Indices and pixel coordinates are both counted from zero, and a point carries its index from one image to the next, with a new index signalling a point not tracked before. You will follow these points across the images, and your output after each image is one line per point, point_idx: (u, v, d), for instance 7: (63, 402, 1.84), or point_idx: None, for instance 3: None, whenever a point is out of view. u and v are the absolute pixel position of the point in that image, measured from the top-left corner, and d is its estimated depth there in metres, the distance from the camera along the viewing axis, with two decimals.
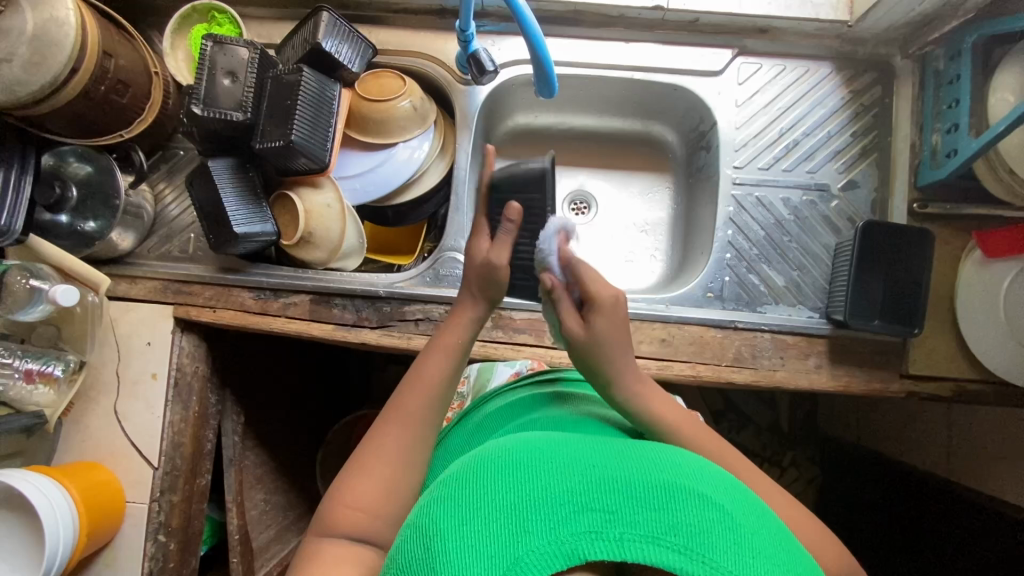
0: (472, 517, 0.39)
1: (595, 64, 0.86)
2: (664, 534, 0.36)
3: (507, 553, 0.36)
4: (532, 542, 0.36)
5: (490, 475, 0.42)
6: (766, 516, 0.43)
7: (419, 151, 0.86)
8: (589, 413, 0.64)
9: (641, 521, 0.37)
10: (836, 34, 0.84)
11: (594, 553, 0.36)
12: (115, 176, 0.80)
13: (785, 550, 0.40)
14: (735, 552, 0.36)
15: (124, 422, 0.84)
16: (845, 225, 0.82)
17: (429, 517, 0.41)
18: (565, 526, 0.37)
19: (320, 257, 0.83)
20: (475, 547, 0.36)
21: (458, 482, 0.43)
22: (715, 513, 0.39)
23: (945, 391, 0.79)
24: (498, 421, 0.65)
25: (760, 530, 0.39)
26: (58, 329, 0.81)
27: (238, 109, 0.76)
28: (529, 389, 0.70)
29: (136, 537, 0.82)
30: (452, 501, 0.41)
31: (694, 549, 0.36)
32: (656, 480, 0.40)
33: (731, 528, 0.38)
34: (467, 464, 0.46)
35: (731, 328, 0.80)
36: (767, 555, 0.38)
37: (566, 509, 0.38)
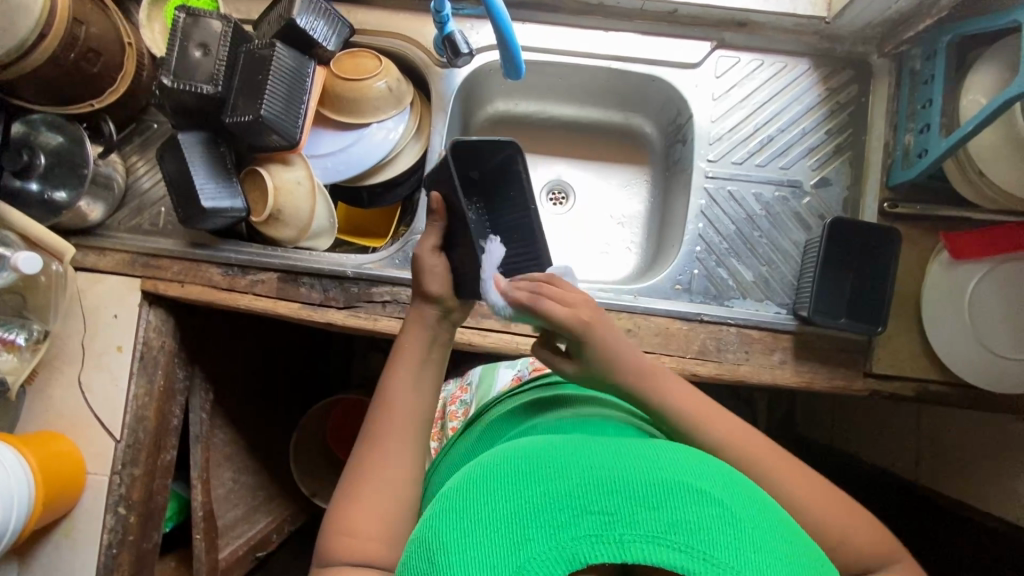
0: (472, 528, 0.40)
1: (572, 51, 0.85)
2: (664, 533, 0.38)
3: (510, 562, 0.38)
4: (533, 549, 0.38)
5: (488, 484, 0.43)
6: (767, 505, 0.44)
7: (394, 133, 0.86)
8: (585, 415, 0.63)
9: (642, 522, 0.38)
10: (814, 31, 0.84)
11: (596, 556, 0.37)
12: (86, 146, 0.79)
13: (786, 540, 0.41)
14: (735, 547, 0.38)
15: (88, 394, 0.84)
16: (816, 222, 0.82)
17: (431, 528, 0.43)
18: (566, 531, 0.38)
19: (289, 235, 0.83)
20: (477, 558, 0.38)
21: (457, 491, 0.45)
22: (713, 508, 0.40)
23: (907, 391, 0.79)
24: (502, 429, 0.65)
25: (760, 523, 0.41)
26: (23, 298, 0.80)
27: (208, 82, 0.76)
28: (532, 396, 0.69)
29: (96, 508, 0.82)
30: (452, 511, 0.43)
31: (695, 547, 0.37)
32: (655, 477, 0.41)
33: (731, 523, 0.39)
34: (468, 469, 0.47)
35: (697, 320, 0.80)
36: (767, 549, 0.39)
37: (565, 514, 0.39)
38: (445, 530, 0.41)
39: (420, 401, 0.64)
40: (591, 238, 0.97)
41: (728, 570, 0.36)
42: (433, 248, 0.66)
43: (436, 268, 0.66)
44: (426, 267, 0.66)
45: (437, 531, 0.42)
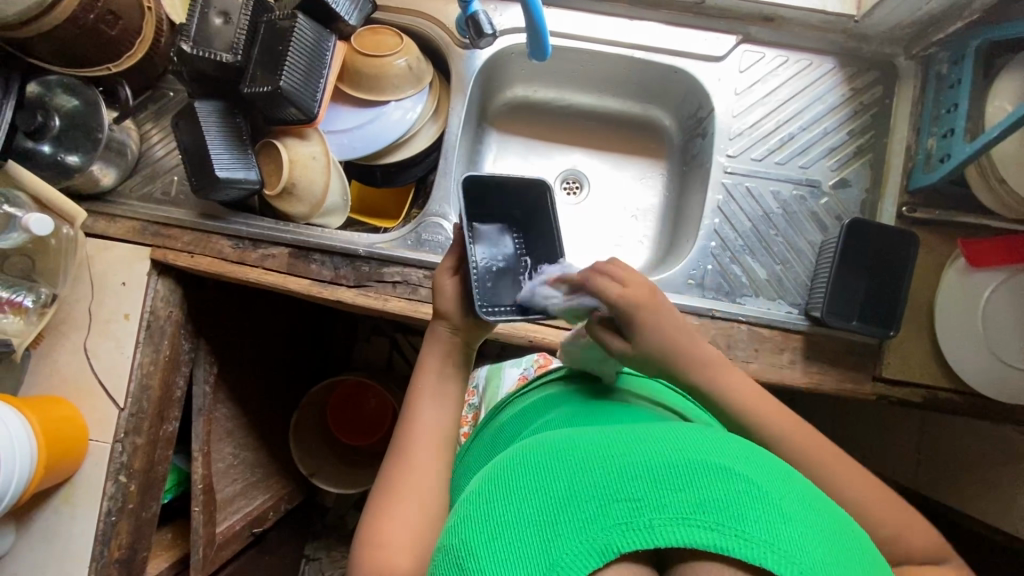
0: (500, 530, 0.40)
1: (595, 38, 0.84)
2: (692, 513, 0.38)
3: (541, 559, 0.37)
4: (565, 543, 0.37)
5: (510, 482, 0.43)
6: (794, 478, 0.43)
7: (412, 113, 0.85)
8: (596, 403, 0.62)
9: (669, 504, 0.38)
10: (842, 30, 0.83)
11: (629, 544, 0.37)
12: (101, 111, 0.78)
13: (820, 510, 0.41)
14: (765, 519, 0.37)
15: (93, 360, 0.83)
16: (833, 223, 0.82)
17: (458, 531, 0.43)
18: (594, 522, 0.38)
19: (302, 210, 0.82)
20: (508, 559, 0.38)
21: (480, 491, 0.45)
22: (737, 482, 0.39)
23: (915, 397, 0.78)
24: (517, 425, 0.65)
25: (788, 493, 0.40)
26: (32, 261, 0.79)
27: (228, 50, 0.75)
28: (541, 390, 0.69)
29: (97, 475, 0.82)
30: (477, 514, 0.42)
31: (725, 524, 0.37)
32: (675, 457, 0.41)
33: (759, 497, 0.39)
34: (489, 471, 0.47)
35: (708, 316, 0.79)
36: (798, 519, 0.38)
37: (592, 505, 0.39)
38: (472, 534, 0.40)
39: (443, 412, 0.65)
40: (604, 230, 0.97)
41: (760, 544, 0.36)
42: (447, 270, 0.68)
43: (449, 286, 0.67)
44: (439, 289, 0.68)
45: (464, 532, 0.41)
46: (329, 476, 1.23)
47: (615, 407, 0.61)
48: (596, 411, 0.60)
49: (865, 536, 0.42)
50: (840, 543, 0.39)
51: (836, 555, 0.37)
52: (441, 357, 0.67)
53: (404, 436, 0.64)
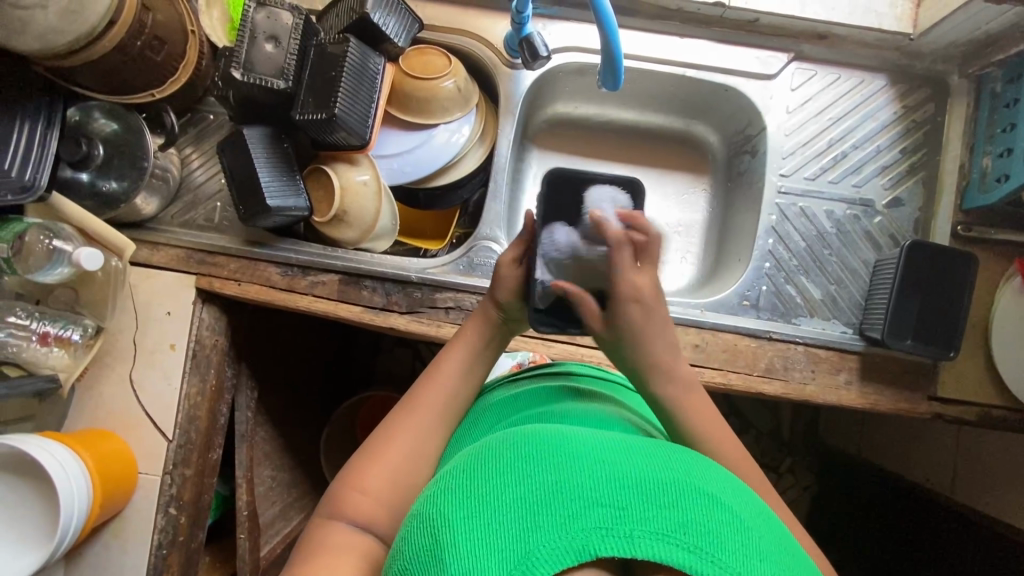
0: (479, 509, 0.39)
1: (648, 57, 0.83)
2: (675, 532, 0.37)
3: (517, 547, 0.36)
4: (543, 536, 0.37)
5: (498, 466, 0.42)
6: (770, 517, 0.43)
7: (459, 135, 0.83)
8: (607, 410, 0.62)
9: (652, 519, 0.37)
10: (896, 47, 0.82)
11: (607, 549, 0.36)
12: (145, 137, 0.76)
13: (788, 552, 0.40)
14: (742, 553, 0.37)
15: (140, 392, 0.82)
16: (887, 242, 0.81)
17: (434, 504, 0.41)
18: (574, 520, 0.37)
19: (351, 237, 0.81)
20: (483, 541, 0.37)
21: (462, 472, 0.43)
22: (724, 513, 0.39)
23: (970, 416, 0.79)
24: (503, 413, 0.65)
25: (767, 532, 0.40)
26: (76, 292, 0.78)
27: (279, 77, 0.73)
28: (529, 383, 0.68)
29: (147, 509, 0.81)
30: (458, 492, 0.41)
31: (704, 549, 0.36)
32: (664, 476, 0.40)
33: (740, 530, 0.38)
34: (474, 454, 0.46)
35: (766, 339, 0.79)
36: (772, 555, 0.38)
37: (576, 504, 0.38)
38: (451, 508, 0.39)
39: (454, 398, 0.65)
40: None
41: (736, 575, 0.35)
42: (513, 260, 0.68)
43: (509, 275, 0.68)
44: (502, 279, 0.68)
45: (441, 509, 0.40)
46: None
47: (609, 414, 0.61)
48: (594, 418, 0.59)
49: None
50: None
51: None
52: (472, 349, 0.68)
53: (404, 407, 0.64)
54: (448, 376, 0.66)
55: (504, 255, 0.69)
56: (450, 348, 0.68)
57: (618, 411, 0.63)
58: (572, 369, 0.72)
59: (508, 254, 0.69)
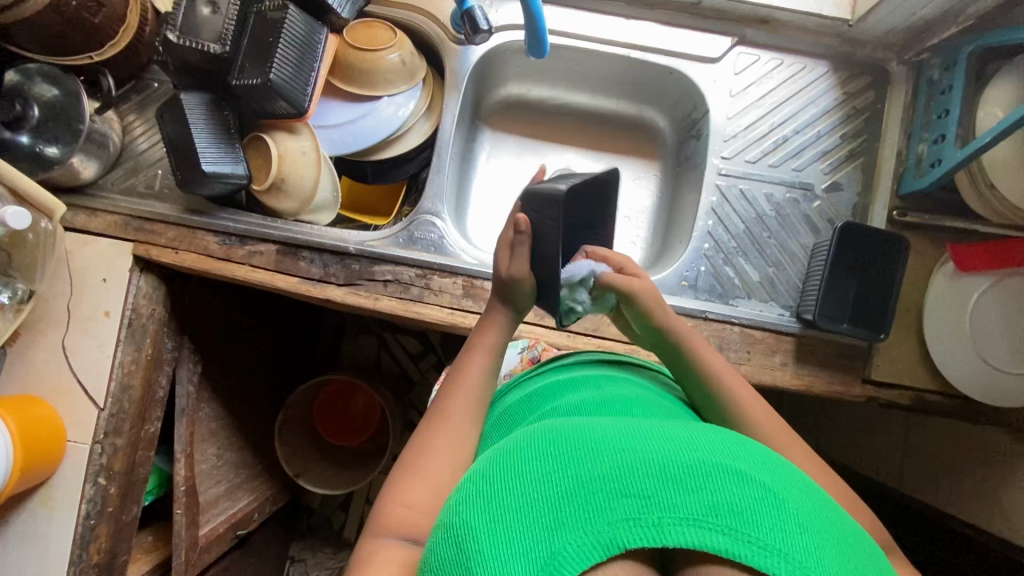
0: (503, 514, 0.38)
1: (593, 37, 0.84)
2: (705, 515, 0.35)
3: (544, 548, 0.36)
4: (570, 534, 0.36)
5: (515, 468, 0.41)
6: (808, 487, 0.41)
7: (405, 109, 0.83)
8: (615, 394, 0.59)
9: (680, 504, 0.36)
10: (837, 33, 0.83)
11: (635, 540, 0.35)
12: (81, 100, 0.76)
13: (831, 521, 0.39)
14: (779, 528, 0.36)
15: (72, 358, 0.81)
16: (825, 226, 0.82)
17: (457, 513, 0.41)
18: (601, 515, 0.36)
19: (291, 207, 0.81)
20: (510, 544, 0.36)
21: (480, 477, 0.43)
22: (754, 489, 0.37)
23: (903, 399, 0.79)
24: (518, 415, 0.63)
25: (804, 502, 0.38)
26: (8, 255, 0.76)
27: (216, 41, 0.73)
28: (540, 380, 0.67)
29: (75, 478, 0.80)
30: (480, 497, 0.40)
31: (738, 529, 0.35)
32: (687, 458, 0.38)
33: (775, 505, 0.37)
34: (493, 456, 0.45)
35: (700, 318, 0.79)
36: (812, 529, 0.36)
37: (600, 497, 0.37)
38: (475, 514, 0.39)
39: (474, 402, 0.64)
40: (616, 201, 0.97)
41: (775, 553, 0.34)
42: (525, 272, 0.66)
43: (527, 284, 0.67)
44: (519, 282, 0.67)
45: (464, 518, 0.39)
46: (315, 478, 1.20)
47: (624, 399, 0.57)
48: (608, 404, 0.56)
49: (872, 544, 0.40)
50: (851, 554, 0.37)
51: (845, 566, 0.36)
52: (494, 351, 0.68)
53: (436, 419, 0.62)
54: (468, 382, 0.65)
55: (512, 268, 0.66)
56: (468, 358, 0.67)
57: (638, 391, 0.61)
58: (585, 357, 0.70)
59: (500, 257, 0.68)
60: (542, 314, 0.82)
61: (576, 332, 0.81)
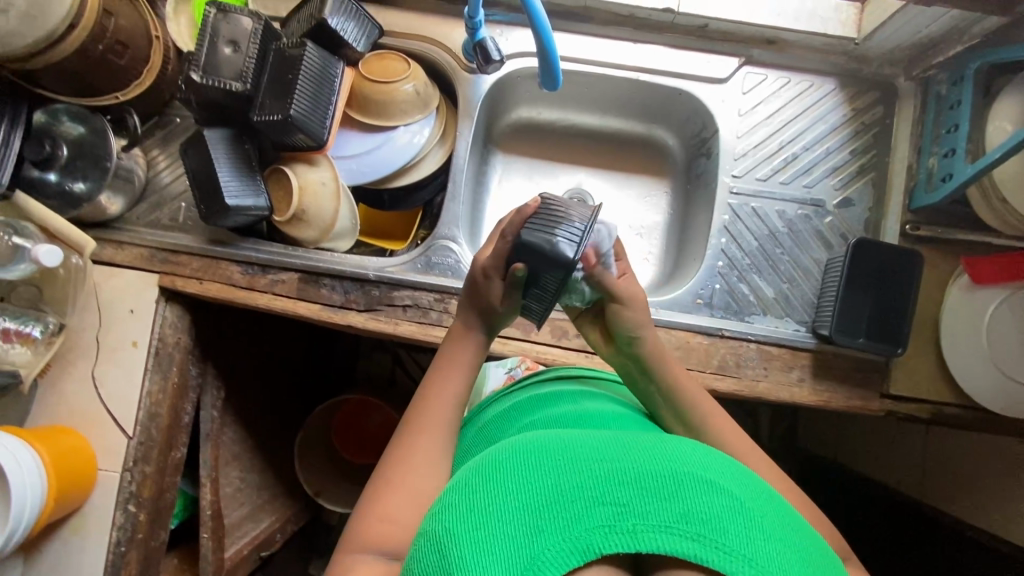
0: (484, 521, 0.39)
1: (602, 62, 0.86)
2: (677, 522, 0.37)
3: (524, 553, 0.36)
4: (549, 540, 0.37)
5: (498, 477, 0.42)
6: (773, 497, 0.42)
7: (419, 136, 0.85)
8: (591, 408, 0.60)
9: (653, 511, 0.37)
10: (843, 51, 0.84)
11: (611, 546, 0.36)
12: (108, 138, 0.78)
13: (796, 532, 0.40)
14: (746, 535, 0.37)
15: (101, 388, 0.83)
16: (838, 241, 0.83)
17: (440, 519, 0.42)
18: (578, 521, 0.37)
19: (311, 236, 0.83)
20: (490, 549, 0.37)
21: (464, 486, 0.43)
22: (723, 498, 0.39)
23: (922, 413, 0.79)
24: (497, 430, 0.63)
25: (769, 511, 0.40)
26: (38, 289, 0.80)
27: (237, 79, 0.75)
28: (517, 396, 0.67)
29: (106, 506, 0.81)
30: (464, 505, 0.41)
31: (706, 535, 0.36)
32: (661, 467, 0.40)
33: (742, 513, 0.38)
34: (476, 466, 0.46)
35: (717, 335, 0.80)
36: (776, 536, 0.38)
37: (577, 505, 0.38)
38: (458, 520, 0.39)
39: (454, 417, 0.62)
40: (625, 216, 0.99)
41: (741, 558, 0.36)
42: (505, 300, 0.64)
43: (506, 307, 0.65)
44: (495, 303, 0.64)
45: (447, 525, 0.40)
46: (335, 496, 1.21)
47: (600, 414, 0.59)
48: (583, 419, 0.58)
49: (836, 555, 0.41)
50: (815, 563, 0.38)
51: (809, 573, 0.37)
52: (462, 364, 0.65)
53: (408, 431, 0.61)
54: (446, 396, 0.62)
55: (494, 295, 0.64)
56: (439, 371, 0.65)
57: (616, 408, 0.63)
58: (563, 372, 0.71)
59: (495, 292, 0.64)
60: (560, 335, 0.83)
61: (594, 353, 0.82)
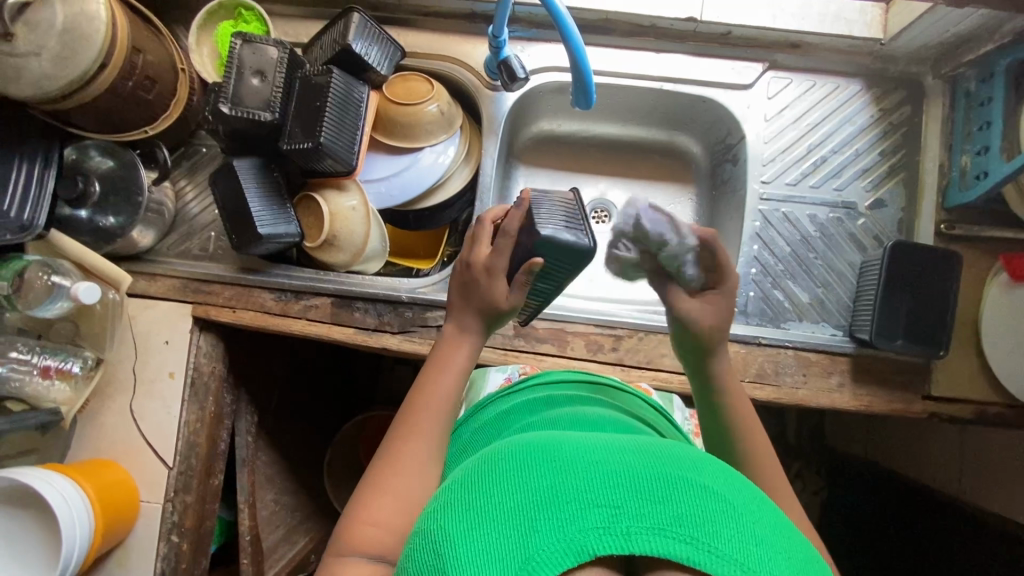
0: (478, 521, 0.35)
1: (626, 74, 0.85)
2: (671, 526, 0.33)
3: (516, 555, 0.33)
4: (542, 540, 0.33)
5: (492, 475, 0.39)
6: (771, 507, 0.38)
7: (445, 156, 0.85)
8: (603, 414, 0.59)
9: (648, 513, 0.34)
10: (868, 52, 0.84)
11: (605, 548, 0.33)
12: (139, 172, 0.78)
13: (796, 544, 0.36)
14: (741, 541, 0.33)
15: (140, 421, 0.83)
16: (871, 244, 0.82)
17: (435, 521, 0.38)
18: (571, 521, 0.34)
19: (343, 260, 0.83)
20: (482, 552, 0.34)
21: (459, 486, 0.40)
22: (719, 503, 0.35)
23: (966, 413, 0.78)
24: (498, 429, 0.61)
25: (765, 519, 0.36)
26: (76, 326, 0.81)
27: (265, 109, 0.76)
28: (519, 397, 0.65)
29: (149, 537, 0.82)
30: (458, 505, 0.38)
31: (700, 538, 0.33)
32: (657, 468, 0.36)
33: (738, 519, 0.35)
34: (470, 468, 0.43)
35: (755, 344, 0.79)
36: (772, 545, 0.34)
37: (571, 504, 0.34)
38: (454, 521, 0.36)
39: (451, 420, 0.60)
40: None
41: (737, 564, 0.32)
42: (509, 295, 0.61)
43: (506, 300, 0.61)
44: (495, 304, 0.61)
45: (442, 526, 0.37)
46: None
47: (607, 419, 0.57)
48: (589, 421, 0.56)
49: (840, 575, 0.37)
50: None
51: None
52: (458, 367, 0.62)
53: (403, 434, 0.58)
54: (437, 402, 0.59)
55: (494, 288, 0.61)
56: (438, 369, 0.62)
57: (614, 414, 0.60)
58: (564, 377, 0.69)
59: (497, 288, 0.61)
60: (594, 349, 0.82)
61: (630, 366, 0.82)
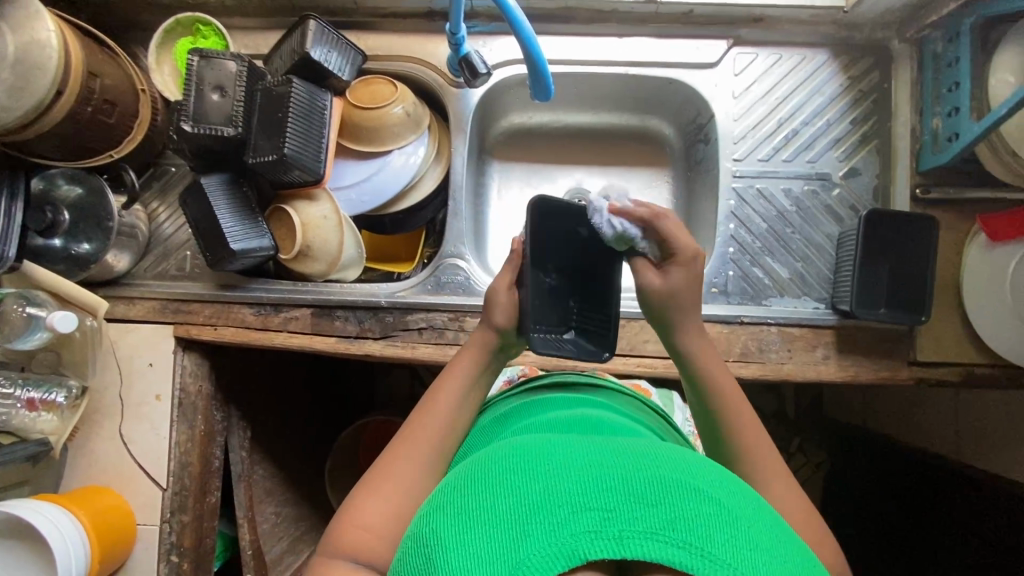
0: (469, 524, 0.35)
1: (589, 61, 0.85)
2: (664, 529, 0.33)
3: (507, 558, 0.33)
4: (533, 544, 0.33)
5: (485, 477, 0.38)
6: (765, 507, 0.38)
7: (415, 157, 0.85)
8: (585, 411, 0.58)
9: (641, 517, 0.34)
10: (832, 20, 0.82)
11: (597, 552, 0.33)
12: (108, 198, 0.78)
13: (788, 545, 0.36)
14: (734, 545, 0.33)
15: (129, 445, 0.83)
16: (848, 213, 0.82)
17: (425, 524, 0.38)
18: (565, 525, 0.33)
19: (320, 269, 0.82)
20: (473, 555, 0.33)
21: (451, 487, 0.40)
22: (713, 506, 0.35)
23: (952, 376, 0.78)
24: (491, 432, 0.61)
25: (758, 520, 0.36)
26: (58, 354, 0.81)
27: (228, 124, 0.75)
28: (515, 400, 0.65)
29: (148, 559, 0.82)
30: (449, 506, 0.37)
31: (694, 543, 0.33)
32: (651, 473, 0.36)
33: (731, 522, 0.34)
34: (462, 469, 0.42)
35: (737, 323, 0.79)
36: (764, 548, 0.34)
37: (564, 508, 0.34)
38: (445, 522, 0.36)
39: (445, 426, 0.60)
40: None
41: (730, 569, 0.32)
42: (509, 284, 0.63)
43: (505, 298, 0.62)
44: (495, 303, 0.63)
45: (433, 528, 0.36)
46: None
47: (597, 418, 0.56)
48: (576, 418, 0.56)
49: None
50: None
51: None
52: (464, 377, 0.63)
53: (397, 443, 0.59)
54: (436, 412, 0.60)
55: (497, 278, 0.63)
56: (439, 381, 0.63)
57: (609, 413, 0.60)
58: (565, 380, 0.69)
59: (501, 278, 0.63)
60: None
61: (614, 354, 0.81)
